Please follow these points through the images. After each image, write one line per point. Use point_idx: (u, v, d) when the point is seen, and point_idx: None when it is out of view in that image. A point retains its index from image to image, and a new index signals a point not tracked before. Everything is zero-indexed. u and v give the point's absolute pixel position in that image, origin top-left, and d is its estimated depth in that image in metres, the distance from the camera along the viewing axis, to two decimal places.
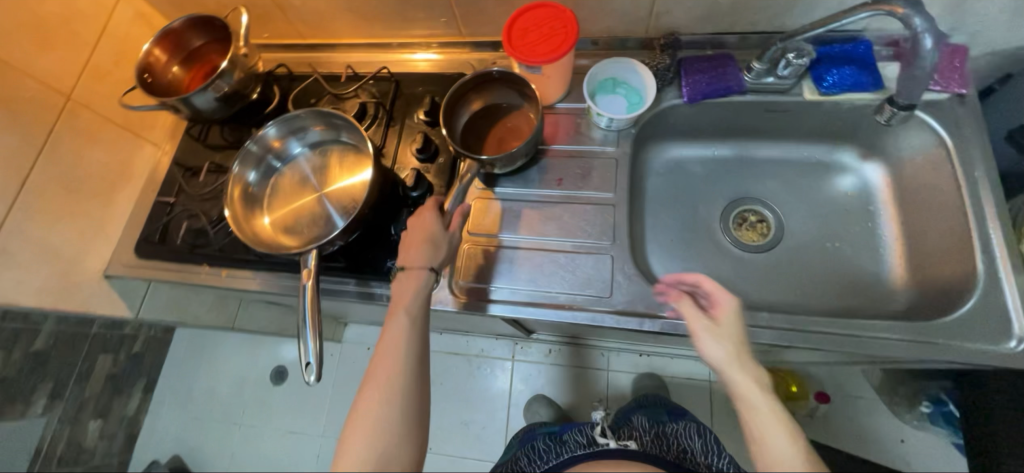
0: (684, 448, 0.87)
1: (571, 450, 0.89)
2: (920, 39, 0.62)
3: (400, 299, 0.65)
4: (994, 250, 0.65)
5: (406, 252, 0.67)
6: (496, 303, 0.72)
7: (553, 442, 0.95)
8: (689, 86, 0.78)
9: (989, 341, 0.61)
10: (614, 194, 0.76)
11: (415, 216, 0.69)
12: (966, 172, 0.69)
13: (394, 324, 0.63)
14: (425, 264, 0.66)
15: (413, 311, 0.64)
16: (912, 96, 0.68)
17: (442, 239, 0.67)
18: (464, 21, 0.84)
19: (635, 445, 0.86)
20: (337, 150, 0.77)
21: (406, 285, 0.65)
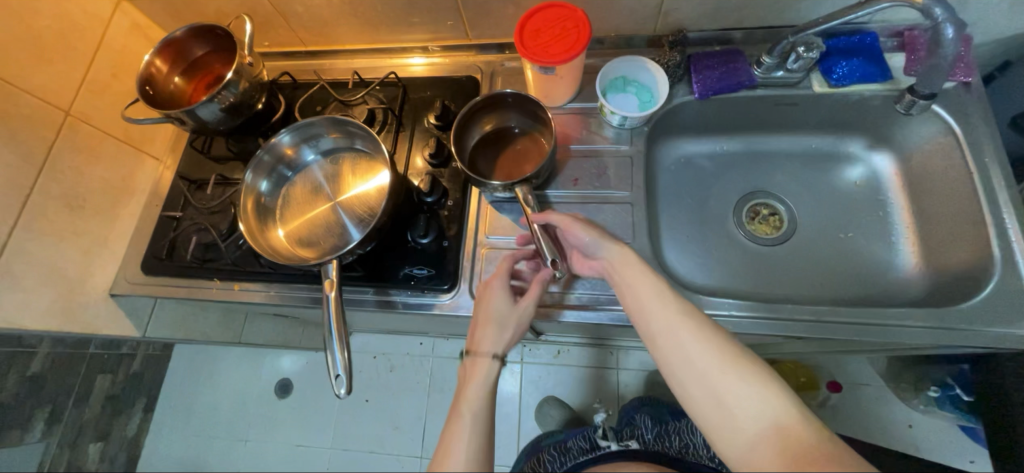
0: (685, 443, 0.90)
1: (576, 456, 0.93)
2: (942, 29, 0.63)
3: (464, 388, 0.63)
4: (1009, 234, 0.66)
5: (473, 331, 0.66)
6: (569, 309, 0.71)
7: (558, 451, 0.98)
8: (699, 83, 0.78)
9: (1010, 324, 0.62)
10: (631, 192, 0.76)
11: (482, 289, 0.69)
12: (977, 159, 0.70)
13: (456, 422, 0.60)
14: (491, 349, 0.65)
15: (476, 405, 0.61)
16: (933, 84, 0.68)
17: (508, 317, 0.66)
18: (471, 24, 0.84)
19: (636, 445, 0.90)
20: (349, 158, 0.76)
21: (471, 372, 0.64)
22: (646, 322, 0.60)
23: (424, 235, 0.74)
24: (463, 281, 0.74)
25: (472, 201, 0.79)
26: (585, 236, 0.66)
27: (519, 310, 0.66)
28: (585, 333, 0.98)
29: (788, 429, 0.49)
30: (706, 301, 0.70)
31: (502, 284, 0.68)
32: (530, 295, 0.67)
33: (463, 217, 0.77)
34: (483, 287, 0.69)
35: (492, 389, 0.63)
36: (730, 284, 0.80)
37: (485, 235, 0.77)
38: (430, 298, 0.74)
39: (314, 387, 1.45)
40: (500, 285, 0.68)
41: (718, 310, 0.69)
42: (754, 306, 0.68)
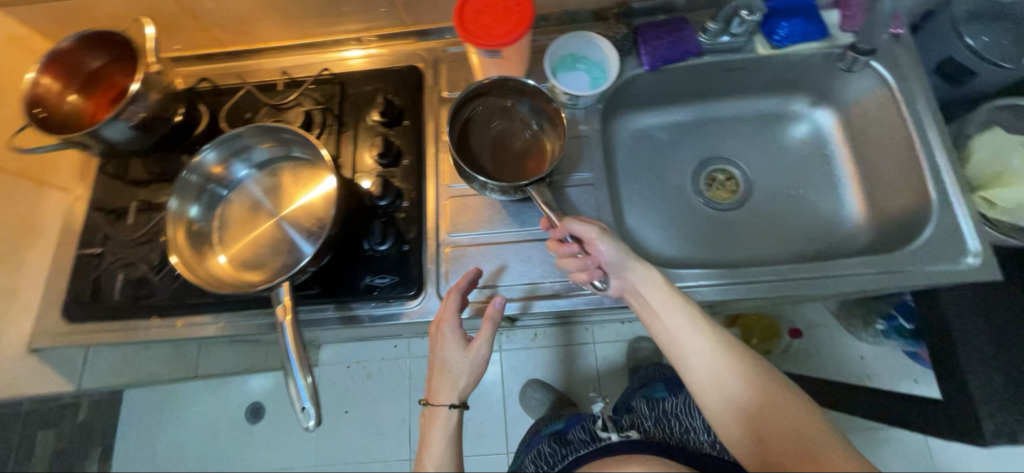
0: (686, 429, 0.87)
1: (578, 449, 0.87)
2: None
3: (426, 438, 0.65)
4: (943, 177, 0.69)
5: (430, 381, 0.66)
6: (540, 300, 0.70)
7: (558, 443, 0.92)
8: (648, 54, 0.77)
9: (950, 262, 0.66)
10: (591, 173, 0.75)
11: (434, 333, 0.66)
12: (910, 108, 0.73)
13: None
14: (449, 400, 0.65)
15: (438, 461, 0.63)
16: (870, 38, 0.74)
17: (462, 365, 0.65)
18: (405, 9, 0.78)
19: (638, 434, 0.84)
20: (290, 169, 0.70)
21: (433, 421, 0.65)
22: (680, 349, 0.63)
23: (381, 242, 0.70)
24: (430, 285, 0.71)
25: (428, 199, 0.75)
26: (611, 254, 0.63)
27: (473, 357, 0.65)
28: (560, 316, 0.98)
29: (810, 436, 0.56)
30: (674, 273, 0.70)
31: (452, 330, 0.65)
32: (482, 339, 0.64)
33: (421, 217, 0.73)
34: (434, 331, 0.66)
35: (455, 435, 0.65)
36: (696, 253, 0.82)
37: (447, 233, 0.74)
38: (397, 307, 0.70)
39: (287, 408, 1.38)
40: (450, 331, 0.65)
41: (687, 281, 0.69)
42: (720, 274, 0.69)
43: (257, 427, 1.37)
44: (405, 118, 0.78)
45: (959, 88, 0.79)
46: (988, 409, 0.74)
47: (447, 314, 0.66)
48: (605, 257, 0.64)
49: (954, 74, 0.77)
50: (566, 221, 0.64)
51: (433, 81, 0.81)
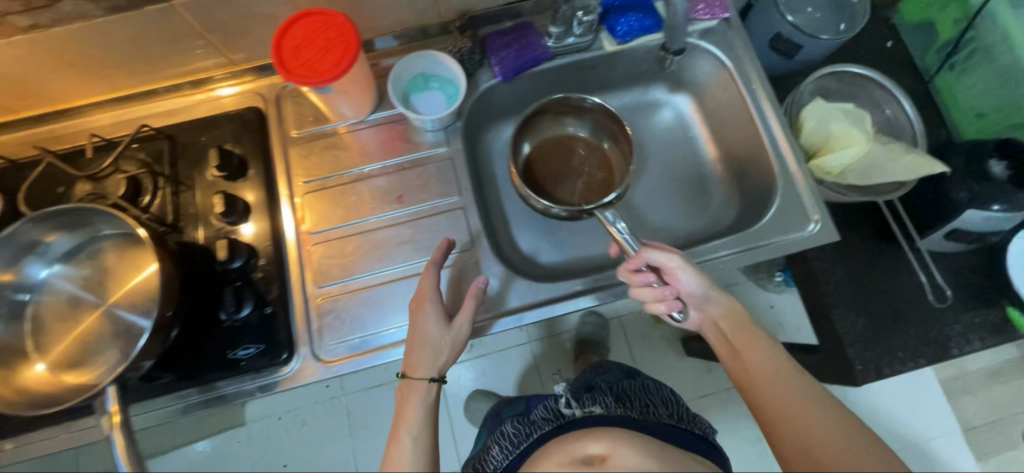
0: (647, 403, 0.82)
1: (544, 427, 0.78)
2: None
3: (405, 412, 0.63)
4: (782, 151, 0.74)
5: (409, 356, 0.64)
6: (501, 318, 0.69)
7: (522, 423, 0.82)
8: (499, 64, 0.75)
9: (798, 230, 0.70)
10: (460, 197, 0.73)
11: (413, 305, 0.65)
12: (748, 88, 0.77)
13: (398, 447, 0.61)
14: (427, 373, 0.63)
15: (416, 429, 0.62)
16: (679, 40, 0.71)
17: (442, 341, 0.63)
18: (226, 48, 0.70)
19: (602, 410, 0.77)
20: (112, 250, 0.62)
21: (409, 395, 0.64)
22: (754, 382, 0.62)
23: (238, 309, 0.64)
24: (302, 345, 0.66)
25: (290, 252, 0.70)
26: (688, 282, 0.65)
27: (454, 332, 0.64)
28: None
29: None
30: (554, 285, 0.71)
31: (436, 307, 0.64)
32: (464, 316, 0.64)
33: (284, 274, 0.68)
34: (416, 306, 0.64)
35: (433, 409, 0.64)
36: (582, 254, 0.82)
37: (315, 285, 0.69)
38: (270, 376, 0.65)
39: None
40: (432, 308, 0.64)
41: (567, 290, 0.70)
42: (596, 277, 0.71)
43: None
44: (249, 167, 0.71)
45: (790, 59, 0.86)
46: (856, 352, 0.81)
47: (429, 291, 0.65)
48: (684, 286, 0.65)
49: (785, 49, 0.83)
50: (644, 250, 0.64)
51: (279, 122, 0.75)
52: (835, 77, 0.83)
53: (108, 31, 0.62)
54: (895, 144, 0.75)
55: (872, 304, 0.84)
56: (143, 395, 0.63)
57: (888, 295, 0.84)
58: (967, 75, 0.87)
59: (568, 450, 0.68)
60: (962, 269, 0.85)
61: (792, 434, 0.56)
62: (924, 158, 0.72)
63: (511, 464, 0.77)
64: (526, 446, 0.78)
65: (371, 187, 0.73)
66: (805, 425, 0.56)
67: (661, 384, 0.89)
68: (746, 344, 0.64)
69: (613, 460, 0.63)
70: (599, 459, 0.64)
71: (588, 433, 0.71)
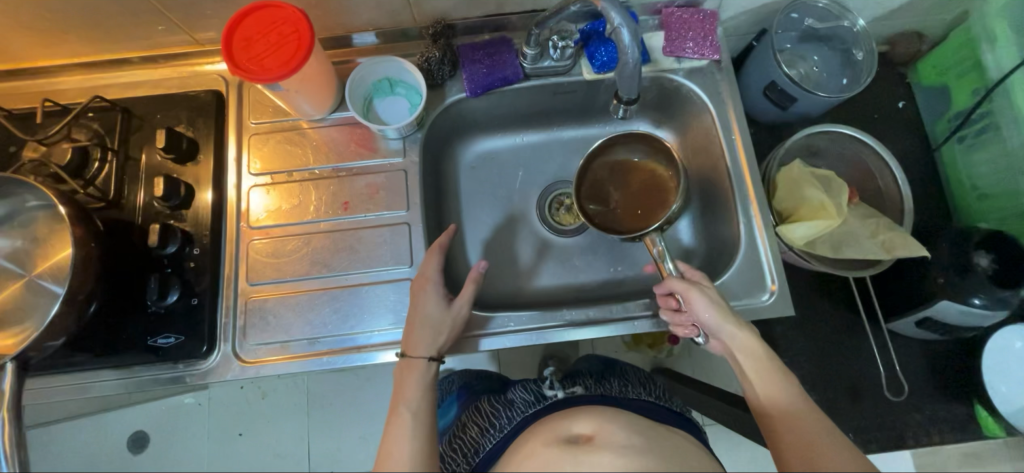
0: (624, 384, 0.77)
1: (526, 409, 0.73)
2: (620, 33, 0.56)
3: (403, 392, 0.60)
4: (751, 210, 0.69)
5: (408, 334, 0.63)
6: (488, 338, 0.69)
7: (501, 404, 0.76)
8: (468, 79, 0.72)
9: (753, 297, 0.66)
10: (407, 211, 0.70)
11: (416, 288, 0.65)
12: (727, 136, 0.72)
13: (398, 421, 0.57)
14: (427, 353, 0.62)
15: (417, 403, 0.59)
16: (630, 90, 0.61)
17: (443, 321, 0.64)
18: (188, 26, 0.69)
19: (584, 391, 0.74)
20: (43, 221, 0.61)
21: (407, 376, 0.61)
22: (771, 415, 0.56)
23: (162, 297, 0.62)
24: (223, 341, 0.65)
25: (228, 245, 0.68)
26: (706, 313, 0.60)
27: (454, 313, 0.65)
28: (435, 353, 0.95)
29: None
30: (488, 317, 0.69)
31: (436, 288, 0.65)
32: (464, 298, 0.65)
33: (216, 266, 0.67)
34: (417, 286, 0.65)
35: (430, 389, 0.61)
36: (535, 282, 0.81)
37: (246, 282, 0.67)
38: (190, 367, 0.64)
39: (173, 439, 1.21)
40: (432, 290, 0.65)
41: (500, 324, 0.69)
42: (533, 315, 0.69)
43: (139, 459, 1.20)
44: (199, 151, 0.70)
45: (784, 111, 0.80)
46: None
47: (431, 274, 0.66)
48: (701, 317, 0.61)
49: (779, 100, 0.78)
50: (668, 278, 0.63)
51: (236, 108, 0.73)
52: (828, 136, 0.78)
53: None
54: (878, 220, 0.69)
55: (829, 376, 0.80)
56: (58, 369, 0.62)
57: (849, 368, 0.80)
58: (974, 151, 0.81)
59: (553, 428, 0.63)
60: (933, 355, 0.80)
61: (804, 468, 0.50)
62: (901, 238, 0.67)
63: (497, 447, 0.70)
64: (512, 427, 0.71)
65: (320, 188, 0.71)
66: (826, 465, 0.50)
67: (636, 367, 0.86)
68: (768, 377, 0.58)
69: (601, 438, 0.58)
70: (586, 438, 0.59)
71: (573, 412, 0.65)
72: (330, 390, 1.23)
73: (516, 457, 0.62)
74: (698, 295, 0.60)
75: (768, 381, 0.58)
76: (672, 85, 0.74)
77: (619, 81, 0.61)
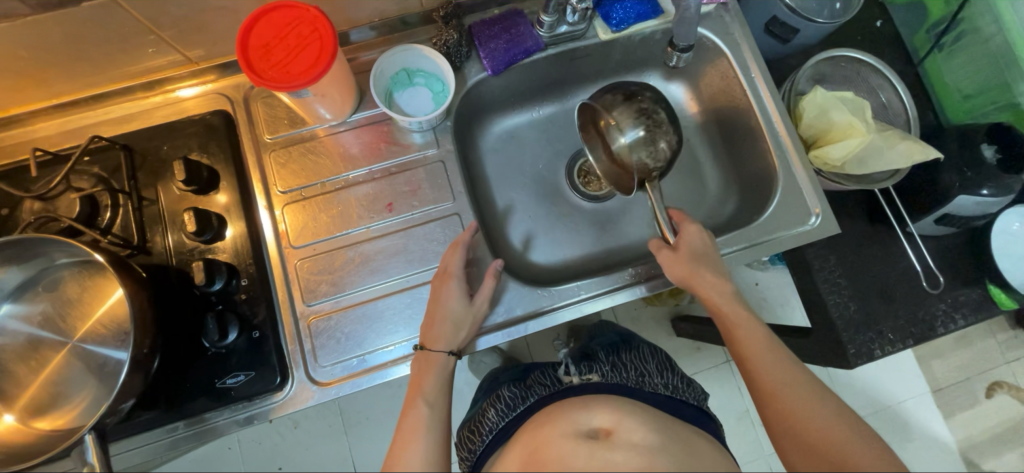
0: (642, 372, 0.77)
1: (540, 391, 0.76)
2: None
3: (421, 383, 0.61)
4: (783, 143, 0.72)
5: (427, 329, 0.62)
6: (484, 336, 0.67)
7: (517, 387, 0.79)
8: (488, 57, 0.70)
9: (803, 223, 0.69)
10: (454, 202, 0.68)
11: (437, 281, 0.64)
12: (745, 73, 0.74)
13: (414, 414, 0.60)
14: (446, 347, 0.62)
15: (432, 397, 0.61)
16: (688, 37, 0.70)
17: (463, 317, 0.63)
18: (181, 43, 0.63)
19: (600, 378, 0.74)
20: (73, 279, 0.56)
21: (425, 368, 0.62)
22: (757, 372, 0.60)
23: (223, 336, 0.59)
24: (296, 370, 0.62)
25: (274, 270, 0.65)
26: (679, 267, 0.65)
27: (475, 309, 0.64)
28: (489, 376, 0.97)
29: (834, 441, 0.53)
30: (557, 291, 0.69)
31: (459, 284, 0.63)
32: (485, 293, 0.64)
33: (269, 293, 0.63)
34: (439, 282, 0.63)
35: (446, 386, 0.63)
36: (581, 252, 0.81)
37: (304, 304, 0.64)
38: (266, 401, 0.61)
39: None
40: (456, 285, 0.63)
41: (569, 295, 0.69)
42: (598, 280, 0.70)
43: None
44: (220, 177, 0.66)
45: (786, 44, 0.83)
46: (848, 336, 0.82)
47: (453, 269, 0.64)
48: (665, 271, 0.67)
49: (782, 34, 0.81)
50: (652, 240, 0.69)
51: (250, 126, 0.69)
52: (831, 62, 0.82)
53: (42, 31, 0.54)
54: (894, 131, 0.73)
55: (862, 285, 0.85)
56: (126, 433, 0.58)
57: (878, 274, 0.85)
58: (955, 58, 0.88)
59: (570, 416, 0.66)
60: (946, 251, 0.87)
61: (778, 416, 0.57)
62: (918, 145, 0.71)
63: (507, 427, 0.74)
64: (522, 410, 0.75)
65: (357, 194, 0.68)
66: (801, 419, 0.55)
67: (656, 348, 0.85)
68: (735, 318, 0.64)
69: (618, 435, 0.61)
70: (604, 432, 0.63)
71: (588, 401, 0.69)
72: (368, 403, 1.19)
73: (528, 438, 0.67)
74: (659, 254, 0.67)
75: (748, 339, 0.62)
76: None
77: (677, 26, 0.69)
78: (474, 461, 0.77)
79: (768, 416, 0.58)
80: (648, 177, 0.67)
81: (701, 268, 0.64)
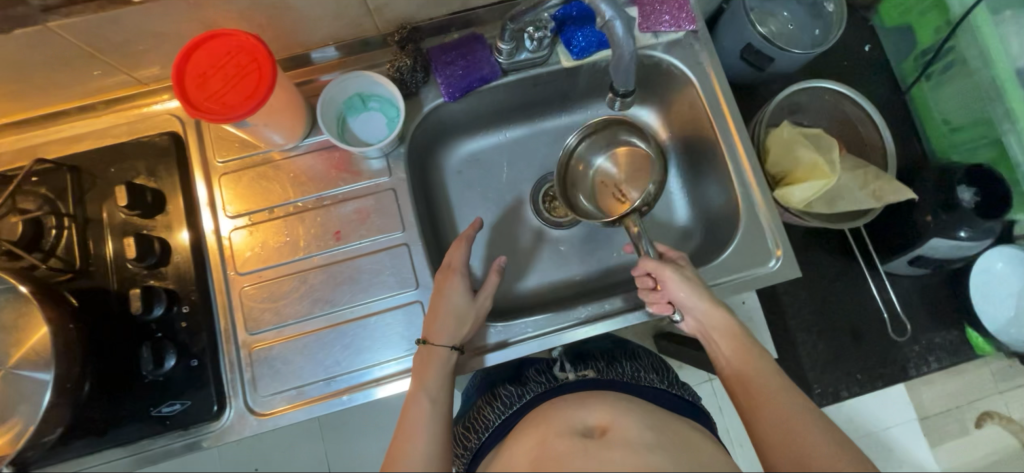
0: (636, 369, 0.76)
1: (536, 388, 0.72)
2: (611, 26, 0.57)
3: (423, 376, 0.60)
4: (747, 180, 0.69)
5: (430, 323, 0.62)
6: (493, 352, 0.66)
7: (513, 385, 0.76)
8: (445, 84, 0.68)
9: (762, 265, 0.66)
10: (404, 232, 0.67)
11: (442, 276, 0.65)
12: (712, 103, 0.71)
13: (415, 408, 0.58)
14: (450, 342, 0.62)
15: (435, 391, 0.59)
16: (626, 82, 0.65)
17: (467, 312, 0.63)
18: (128, 66, 0.62)
19: (595, 374, 0.73)
20: (9, 304, 0.56)
21: (427, 364, 0.61)
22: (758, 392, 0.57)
23: (158, 365, 0.58)
24: (233, 399, 0.62)
25: (218, 296, 0.64)
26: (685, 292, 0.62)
27: (478, 306, 0.64)
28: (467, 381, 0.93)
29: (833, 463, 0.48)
30: (506, 327, 0.67)
31: (462, 279, 0.65)
32: (488, 291, 0.65)
33: (211, 320, 0.63)
34: (442, 276, 0.65)
35: (449, 382, 0.61)
36: (542, 281, 0.79)
37: (246, 332, 0.63)
38: (203, 430, 0.61)
39: None
40: (459, 280, 0.65)
41: (518, 332, 0.67)
42: (549, 318, 0.68)
43: None
44: (167, 201, 0.65)
45: (761, 72, 0.81)
46: None
47: (457, 265, 0.66)
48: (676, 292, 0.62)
49: (757, 62, 0.78)
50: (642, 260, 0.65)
51: (201, 148, 0.68)
52: (807, 92, 0.78)
53: None
54: (866, 170, 0.71)
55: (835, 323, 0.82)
56: (61, 458, 0.58)
57: (851, 312, 0.82)
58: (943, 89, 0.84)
59: (564, 415, 0.62)
60: (925, 289, 0.83)
61: (779, 434, 0.52)
62: (889, 185, 0.69)
63: (506, 423, 0.70)
64: (521, 406, 0.71)
65: (307, 221, 0.67)
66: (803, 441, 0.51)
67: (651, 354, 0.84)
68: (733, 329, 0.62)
69: (615, 432, 0.57)
70: (600, 430, 0.58)
71: (584, 400, 0.65)
72: None
73: (523, 437, 0.62)
74: (666, 269, 0.62)
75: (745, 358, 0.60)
76: (652, 61, 0.73)
77: (614, 73, 0.63)
78: (470, 460, 0.72)
79: (762, 437, 0.53)
80: (638, 206, 0.68)
81: (706, 294, 0.62)
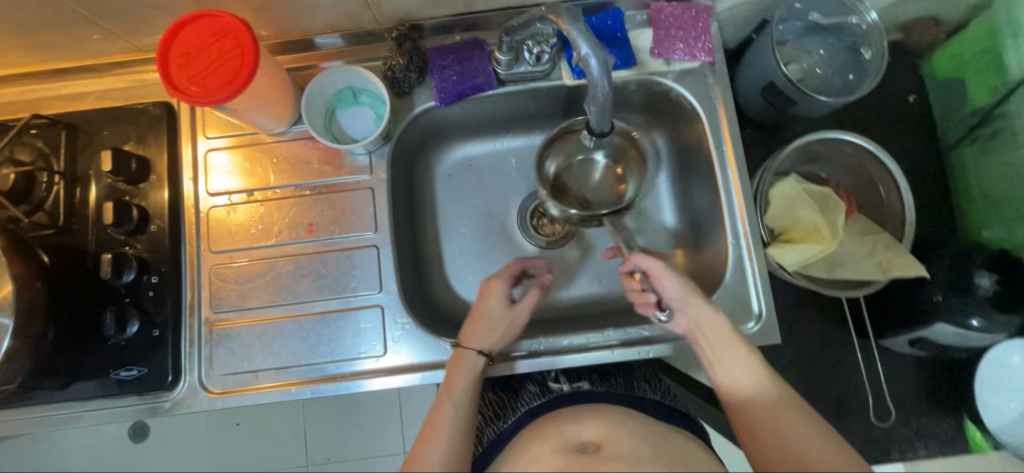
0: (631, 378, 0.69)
1: (530, 399, 0.65)
2: (587, 63, 0.52)
3: (451, 379, 0.58)
4: (739, 231, 0.65)
5: (465, 325, 0.62)
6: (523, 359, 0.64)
7: (505, 392, 0.69)
8: (438, 88, 0.67)
9: (739, 325, 0.62)
10: (376, 233, 0.66)
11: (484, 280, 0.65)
12: (717, 142, 0.67)
13: (440, 409, 0.55)
14: (479, 346, 0.61)
15: (460, 395, 0.57)
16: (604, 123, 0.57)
17: (501, 318, 0.62)
18: (129, 35, 0.63)
19: (590, 385, 0.66)
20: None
21: (456, 367, 0.59)
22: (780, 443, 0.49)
23: (121, 330, 0.60)
24: (188, 374, 0.63)
25: (188, 270, 0.65)
26: (676, 287, 0.60)
27: (515, 314, 0.63)
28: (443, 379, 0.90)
29: None
30: None
31: (504, 285, 0.64)
32: (528, 301, 0.64)
33: (178, 293, 0.64)
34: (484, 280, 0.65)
35: (476, 387, 0.58)
36: None
37: (210, 310, 0.65)
38: (157, 397, 0.63)
39: None
40: (500, 285, 0.64)
41: None
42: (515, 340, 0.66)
43: None
44: (152, 171, 0.66)
45: (781, 113, 0.75)
46: None
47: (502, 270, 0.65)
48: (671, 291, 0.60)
49: (777, 103, 0.73)
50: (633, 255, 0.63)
51: (191, 122, 0.68)
52: (826, 141, 0.72)
53: None
54: (876, 238, 0.65)
55: (820, 390, 0.77)
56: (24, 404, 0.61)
57: (840, 382, 0.77)
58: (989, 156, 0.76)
59: (557, 430, 0.55)
60: (927, 370, 0.77)
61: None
62: (898, 258, 0.64)
63: (501, 436, 0.62)
64: (515, 418, 0.64)
65: (283, 209, 0.67)
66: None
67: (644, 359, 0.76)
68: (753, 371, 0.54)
69: (612, 448, 0.49)
70: (595, 446, 0.51)
71: (579, 413, 0.57)
72: None
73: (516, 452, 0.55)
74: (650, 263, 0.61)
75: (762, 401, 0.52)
76: (660, 89, 0.69)
77: (589, 113, 0.56)
78: None
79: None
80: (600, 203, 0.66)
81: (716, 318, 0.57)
